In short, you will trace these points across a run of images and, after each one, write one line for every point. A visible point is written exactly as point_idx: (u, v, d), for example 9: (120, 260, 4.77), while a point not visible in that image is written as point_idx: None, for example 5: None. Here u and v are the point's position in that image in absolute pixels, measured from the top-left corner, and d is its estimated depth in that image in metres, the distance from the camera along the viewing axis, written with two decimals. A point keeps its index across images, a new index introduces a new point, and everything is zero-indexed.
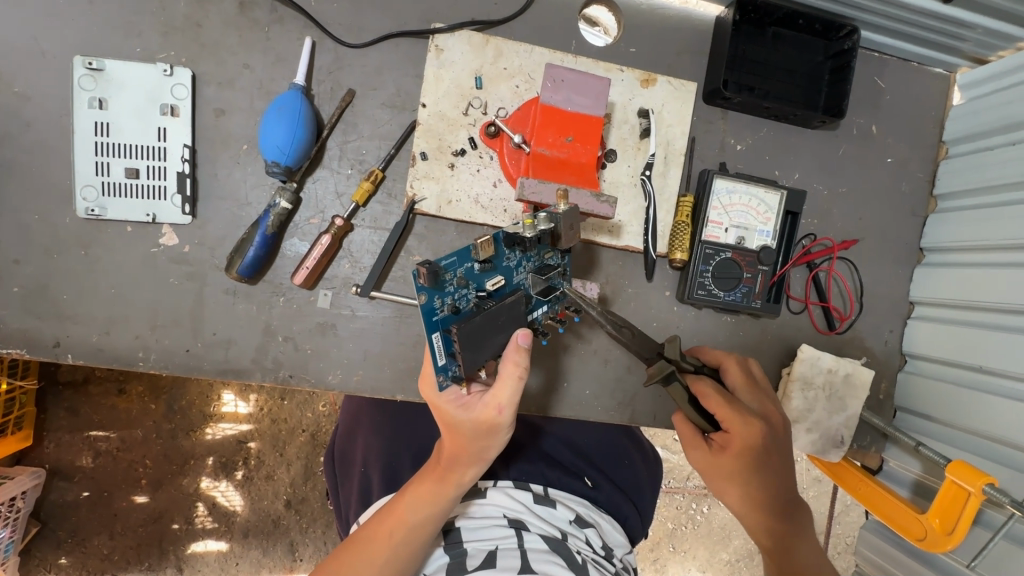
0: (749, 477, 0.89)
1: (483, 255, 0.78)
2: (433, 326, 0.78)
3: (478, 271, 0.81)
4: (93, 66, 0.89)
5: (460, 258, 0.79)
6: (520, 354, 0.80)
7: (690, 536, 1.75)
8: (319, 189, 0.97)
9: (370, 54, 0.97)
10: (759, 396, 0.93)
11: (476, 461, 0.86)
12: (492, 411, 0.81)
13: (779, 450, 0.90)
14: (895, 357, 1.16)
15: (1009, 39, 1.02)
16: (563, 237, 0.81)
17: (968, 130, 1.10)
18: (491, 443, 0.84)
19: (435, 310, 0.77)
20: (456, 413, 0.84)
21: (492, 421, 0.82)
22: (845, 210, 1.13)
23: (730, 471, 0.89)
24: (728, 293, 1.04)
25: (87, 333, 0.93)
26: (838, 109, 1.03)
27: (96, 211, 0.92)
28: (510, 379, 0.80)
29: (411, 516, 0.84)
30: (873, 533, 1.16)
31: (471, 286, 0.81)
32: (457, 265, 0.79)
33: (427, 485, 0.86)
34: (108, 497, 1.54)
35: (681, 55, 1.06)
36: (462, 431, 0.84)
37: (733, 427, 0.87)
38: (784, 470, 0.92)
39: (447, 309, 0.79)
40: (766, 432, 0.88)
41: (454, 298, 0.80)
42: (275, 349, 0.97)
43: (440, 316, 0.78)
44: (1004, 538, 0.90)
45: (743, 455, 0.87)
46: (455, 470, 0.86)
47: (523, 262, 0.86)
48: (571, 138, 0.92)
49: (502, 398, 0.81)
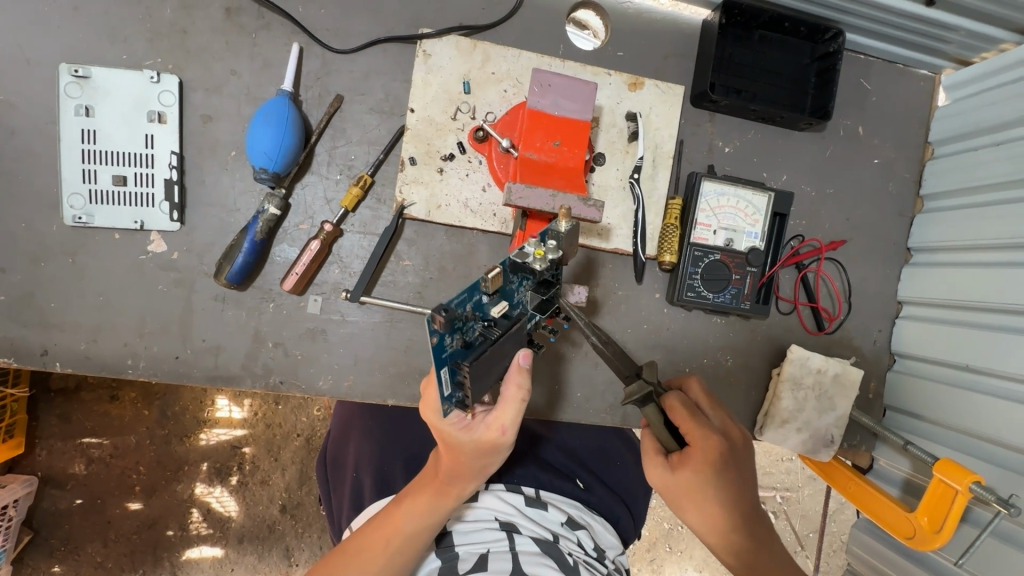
0: (711, 494, 0.86)
1: (493, 287, 0.73)
2: (444, 363, 0.72)
3: (485, 301, 0.76)
4: (79, 73, 0.89)
5: (469, 294, 0.74)
6: (522, 375, 0.80)
7: (687, 536, 1.76)
8: (309, 195, 0.97)
9: (358, 59, 0.97)
10: (722, 413, 0.93)
11: (475, 476, 0.85)
12: (495, 432, 0.81)
13: (740, 466, 0.89)
14: (884, 356, 1.17)
15: (991, 41, 1.03)
16: (566, 254, 0.80)
17: (953, 131, 1.11)
18: (492, 460, 0.84)
19: (445, 348, 0.72)
20: (457, 435, 0.82)
21: (494, 442, 0.81)
22: (833, 210, 1.14)
23: (694, 488, 0.86)
24: (717, 295, 1.05)
25: (75, 340, 0.93)
26: (825, 110, 1.04)
27: (83, 218, 0.91)
28: (513, 402, 0.80)
29: (409, 525, 0.84)
30: (864, 532, 1.17)
31: (478, 317, 0.76)
32: (467, 300, 0.74)
33: (425, 496, 0.85)
34: (101, 504, 1.54)
35: (669, 58, 1.07)
36: (462, 451, 0.82)
37: (694, 441, 0.86)
38: (748, 488, 0.90)
39: (457, 344, 0.74)
40: (728, 446, 0.87)
41: (462, 331, 0.75)
42: (265, 355, 0.97)
43: (449, 353, 0.73)
44: (991, 534, 0.91)
45: (706, 470, 0.85)
46: (454, 484, 0.85)
47: (525, 282, 0.81)
48: (559, 142, 0.92)
49: (505, 419, 0.81)
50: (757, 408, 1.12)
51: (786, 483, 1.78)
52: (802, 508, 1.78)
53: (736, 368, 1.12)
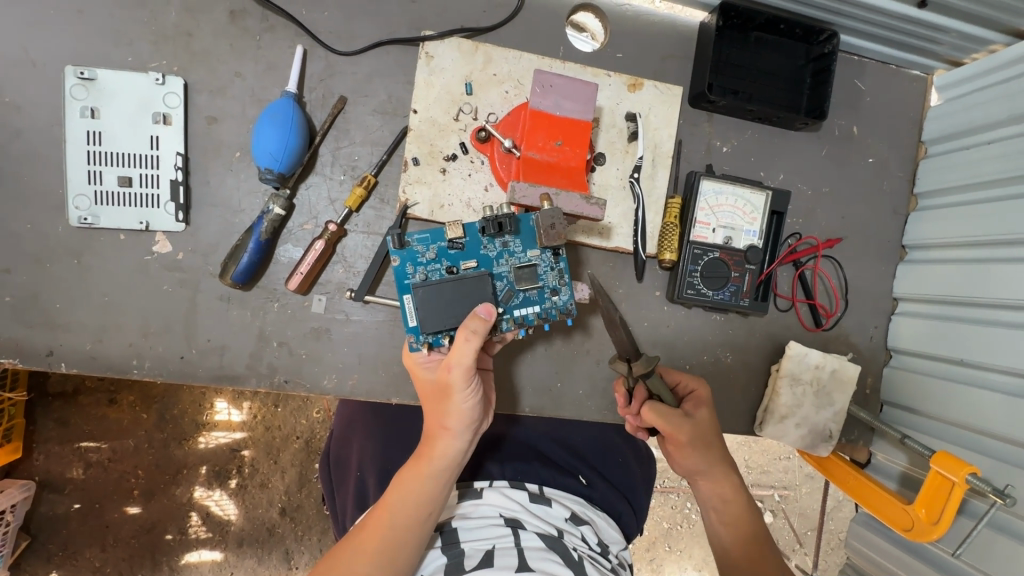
0: (721, 438, 0.98)
1: (453, 236, 0.85)
2: (404, 289, 0.86)
3: (451, 251, 0.87)
4: (84, 75, 0.90)
5: (433, 236, 0.87)
6: (474, 320, 0.82)
7: (687, 535, 1.77)
8: (313, 196, 0.97)
9: (362, 61, 0.98)
10: None
11: (440, 431, 0.88)
12: (443, 371, 0.85)
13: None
14: (880, 352, 1.19)
15: (982, 42, 1.06)
16: (543, 236, 0.85)
17: (946, 130, 1.13)
18: (448, 406, 0.86)
19: (406, 275, 0.87)
20: (423, 372, 0.91)
21: (444, 380, 0.85)
22: (828, 209, 1.16)
23: (711, 432, 0.96)
24: (717, 292, 1.06)
25: (80, 341, 0.93)
26: (821, 110, 1.06)
27: (88, 219, 0.92)
28: (460, 340, 0.82)
29: (393, 498, 0.84)
30: (863, 526, 1.18)
31: (443, 262, 0.87)
32: (430, 241, 0.87)
33: (405, 468, 0.88)
34: (99, 508, 1.53)
35: (667, 59, 1.09)
36: (427, 390, 0.92)
37: (698, 387, 0.99)
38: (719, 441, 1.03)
39: (418, 277, 0.87)
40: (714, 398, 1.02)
41: (426, 269, 0.87)
42: (270, 355, 0.97)
43: (410, 281, 0.86)
44: (988, 526, 0.93)
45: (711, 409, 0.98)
46: (426, 444, 0.89)
47: (504, 255, 0.88)
48: (561, 142, 0.93)
49: (450, 359, 0.84)
50: (756, 404, 1.13)
51: (784, 481, 1.79)
52: (800, 506, 1.79)
53: (736, 365, 1.13)
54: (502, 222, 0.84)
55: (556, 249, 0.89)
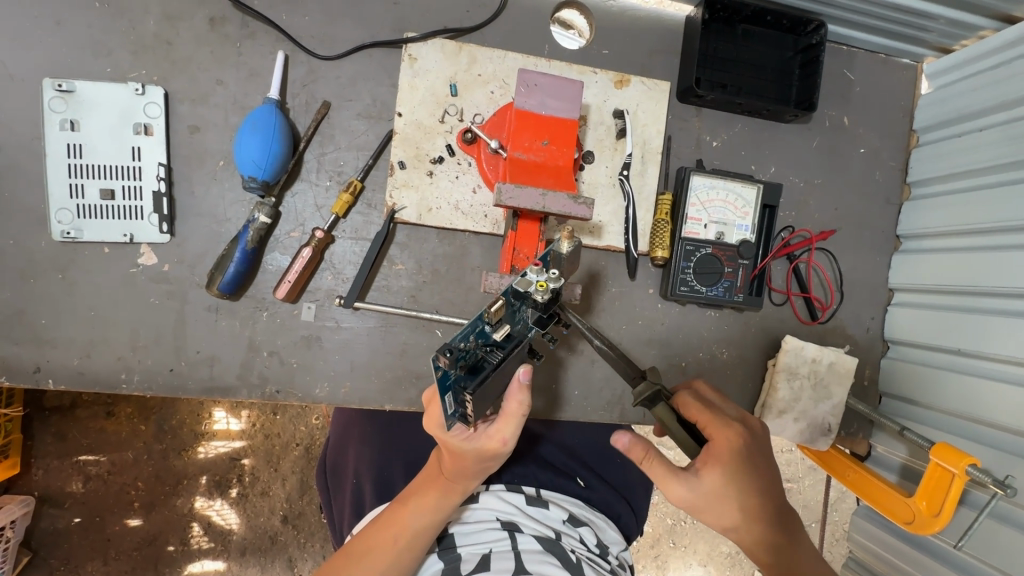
0: (742, 490, 0.82)
1: (495, 319, 0.74)
2: (447, 389, 0.74)
3: (487, 328, 0.77)
4: (63, 87, 0.88)
5: (472, 326, 0.75)
6: (523, 392, 0.78)
7: (691, 530, 1.76)
8: (299, 203, 0.96)
9: (345, 65, 0.97)
10: (735, 407, 0.91)
11: (479, 476, 0.86)
12: (496, 443, 0.81)
13: (764, 455, 0.87)
14: (877, 343, 1.18)
15: (971, 28, 1.05)
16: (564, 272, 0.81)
17: (937, 118, 1.12)
18: (493, 463, 0.85)
19: (449, 375, 0.73)
20: (461, 445, 0.80)
21: (495, 451, 0.81)
22: (821, 200, 1.15)
23: (727, 482, 0.81)
24: (710, 289, 1.05)
25: (67, 356, 0.92)
26: (810, 102, 1.05)
27: (72, 233, 0.91)
28: (516, 415, 0.80)
29: (418, 522, 0.84)
30: (864, 519, 1.18)
31: (479, 342, 0.77)
32: (470, 331, 0.75)
33: (432, 495, 0.86)
34: (100, 521, 1.52)
35: (654, 55, 1.07)
36: (464, 458, 0.82)
37: (715, 432, 0.84)
38: (770, 478, 0.86)
39: (460, 371, 0.74)
40: (747, 434, 0.85)
41: (465, 358, 0.75)
42: (259, 365, 0.96)
43: (452, 379, 0.73)
44: (989, 517, 0.92)
45: (731, 459, 0.82)
46: (460, 484, 0.86)
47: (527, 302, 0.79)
48: (547, 141, 0.91)
49: (506, 431, 0.81)
50: (754, 400, 1.12)
51: (788, 474, 1.78)
52: (803, 498, 1.79)
53: (731, 360, 1.12)
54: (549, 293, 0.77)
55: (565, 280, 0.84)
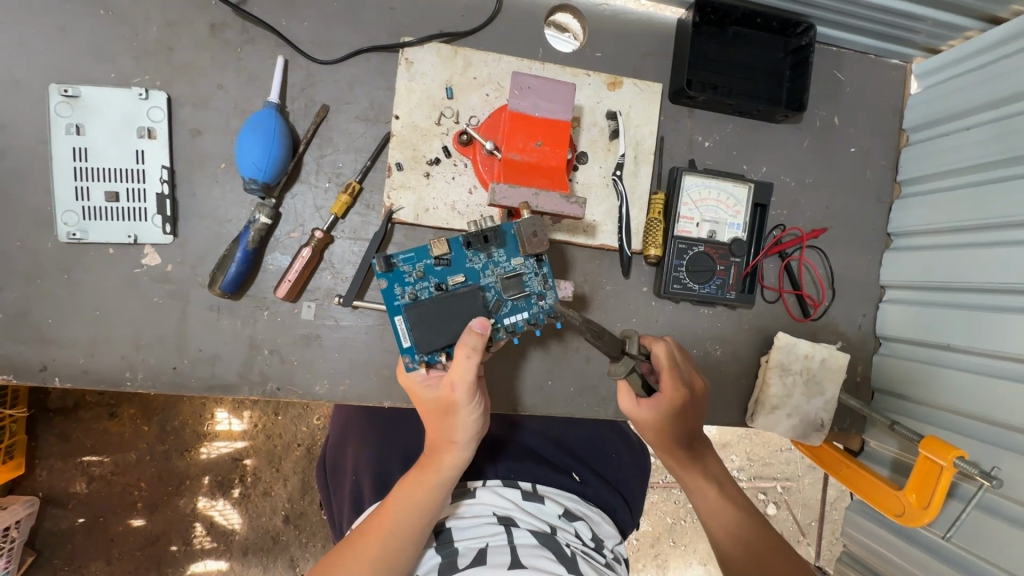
0: (672, 435, 0.97)
1: (438, 253, 0.86)
2: (396, 311, 0.86)
3: (437, 268, 0.87)
4: (68, 93, 0.91)
5: (418, 255, 0.87)
6: (473, 337, 0.82)
7: (690, 528, 1.77)
8: (298, 204, 0.99)
9: (343, 69, 0.99)
10: (690, 365, 0.99)
11: (448, 442, 0.89)
12: (447, 390, 0.85)
13: (699, 410, 0.98)
14: (869, 340, 1.19)
15: (957, 29, 1.06)
16: (528, 245, 0.85)
17: (926, 117, 1.14)
18: (454, 420, 0.87)
19: (396, 297, 0.86)
20: (421, 392, 0.89)
21: (447, 398, 0.85)
22: (812, 199, 1.17)
23: (660, 424, 0.96)
24: (703, 286, 1.07)
25: (73, 356, 0.94)
26: (800, 102, 1.07)
27: (77, 235, 0.93)
28: (461, 358, 0.83)
29: (401, 510, 0.85)
30: (857, 513, 1.19)
31: (432, 279, 0.87)
32: (416, 260, 0.87)
33: (412, 477, 0.89)
34: (103, 521, 1.54)
35: (646, 57, 1.10)
36: (426, 406, 0.90)
37: (664, 387, 0.93)
38: (699, 423, 0.99)
39: (407, 298, 0.86)
40: (690, 394, 0.95)
41: (414, 288, 0.87)
42: (260, 363, 0.98)
43: (400, 302, 0.86)
44: (978, 509, 0.93)
45: (670, 410, 0.94)
46: (433, 455, 0.90)
47: (490, 266, 0.89)
48: (540, 142, 0.93)
49: (454, 377, 0.84)
50: (747, 396, 1.14)
51: (786, 472, 1.79)
52: (802, 496, 1.80)
53: (725, 357, 1.14)
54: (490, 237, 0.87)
55: (539, 255, 0.90)
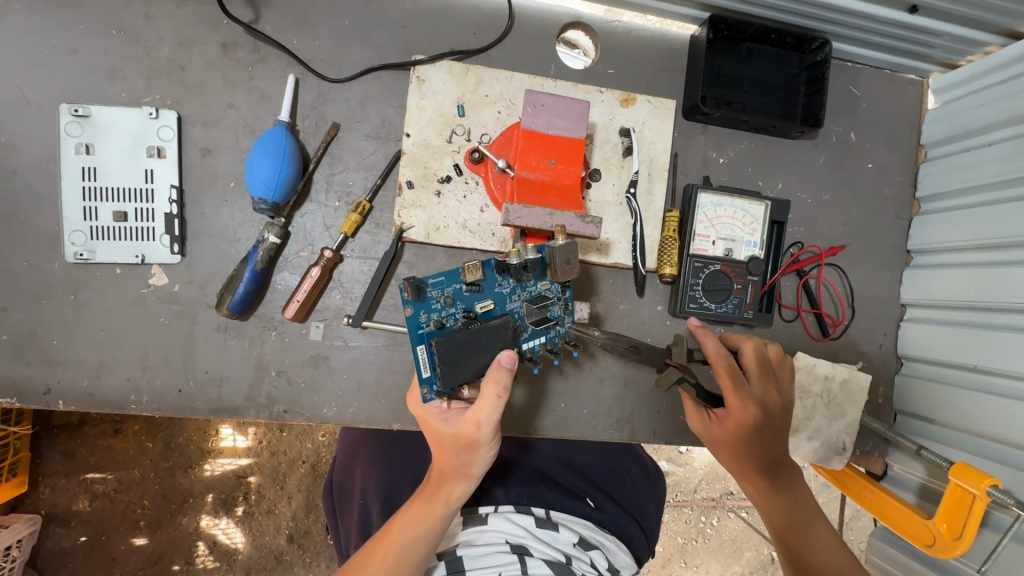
0: (744, 455, 0.94)
1: (471, 279, 0.81)
2: (419, 339, 0.82)
3: (467, 293, 0.84)
4: (79, 112, 0.90)
5: (448, 279, 0.83)
6: (502, 374, 0.79)
7: (702, 550, 1.72)
8: (308, 223, 0.97)
9: (353, 88, 0.99)
10: (765, 382, 0.94)
11: (461, 476, 0.85)
12: (471, 427, 0.82)
13: (772, 430, 0.93)
14: (891, 359, 1.16)
15: (976, 44, 1.05)
16: (558, 270, 0.83)
17: (944, 133, 1.12)
18: (473, 458, 0.84)
19: (421, 324, 0.82)
20: (440, 426, 0.85)
21: (471, 437, 0.82)
22: (830, 215, 1.14)
23: (728, 443, 0.94)
24: (719, 305, 1.04)
25: (78, 377, 0.92)
26: (816, 118, 1.05)
27: (84, 254, 0.92)
28: (489, 397, 0.79)
29: (403, 539, 0.83)
30: (882, 540, 1.15)
31: (459, 306, 0.84)
32: (445, 285, 0.83)
33: (417, 505, 0.86)
34: (105, 540, 1.51)
35: (659, 74, 1.08)
36: (445, 443, 0.85)
37: (729, 405, 0.91)
38: (774, 445, 0.94)
39: (433, 324, 0.82)
40: (760, 414, 0.91)
41: (440, 314, 0.83)
42: (268, 385, 0.96)
43: (425, 330, 0.82)
44: (1013, 540, 0.89)
45: (739, 428, 0.91)
46: (443, 486, 0.86)
47: (517, 291, 0.86)
48: (554, 160, 0.92)
49: (479, 415, 0.81)
50: None
51: None
52: None
53: None
54: (527, 265, 0.84)
55: (565, 282, 0.88)
